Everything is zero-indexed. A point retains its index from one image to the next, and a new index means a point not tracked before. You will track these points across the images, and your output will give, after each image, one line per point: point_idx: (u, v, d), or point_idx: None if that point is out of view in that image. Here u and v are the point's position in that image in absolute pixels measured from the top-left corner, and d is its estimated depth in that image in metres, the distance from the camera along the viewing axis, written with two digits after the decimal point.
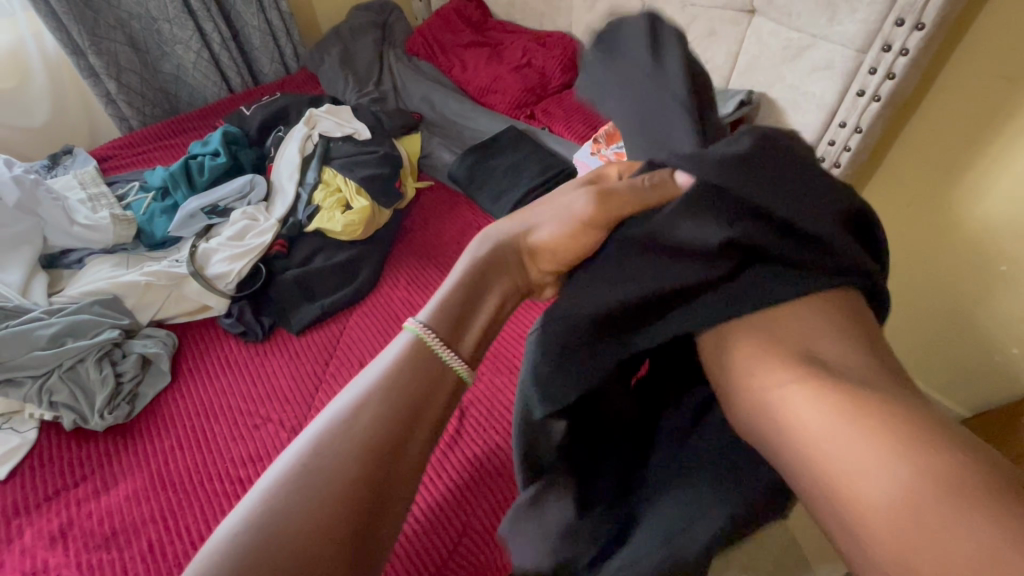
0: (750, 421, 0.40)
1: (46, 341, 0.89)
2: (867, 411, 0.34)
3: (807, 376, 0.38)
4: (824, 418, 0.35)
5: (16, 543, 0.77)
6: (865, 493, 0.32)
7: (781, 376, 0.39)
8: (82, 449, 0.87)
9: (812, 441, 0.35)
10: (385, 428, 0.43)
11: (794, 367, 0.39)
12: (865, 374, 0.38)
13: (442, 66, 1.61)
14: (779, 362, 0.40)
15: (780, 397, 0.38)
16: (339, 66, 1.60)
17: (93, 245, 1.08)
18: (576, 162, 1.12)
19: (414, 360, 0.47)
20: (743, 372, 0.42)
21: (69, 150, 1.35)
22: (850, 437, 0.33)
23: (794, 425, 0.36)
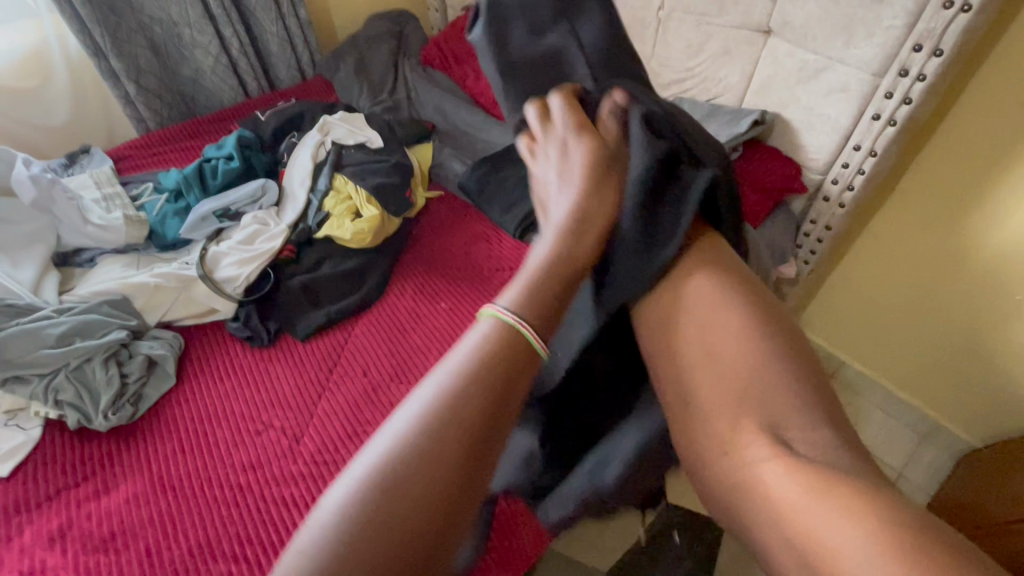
0: (732, 495, 0.48)
1: (54, 340, 0.90)
2: (837, 489, 0.42)
3: (786, 457, 0.46)
4: (804, 500, 0.43)
5: (15, 541, 0.77)
6: (844, 565, 0.39)
7: (762, 456, 0.47)
8: (85, 448, 0.87)
9: (793, 517, 0.43)
10: (446, 467, 0.42)
11: (775, 448, 0.46)
12: (828, 438, 0.46)
13: (455, 76, 1.62)
14: (761, 439, 0.47)
15: (766, 472, 0.46)
16: (354, 74, 1.61)
17: (106, 245, 1.09)
18: None
19: (475, 379, 0.45)
20: (729, 442, 0.49)
21: (86, 149, 1.37)
22: (825, 513, 0.42)
23: (776, 499, 0.45)
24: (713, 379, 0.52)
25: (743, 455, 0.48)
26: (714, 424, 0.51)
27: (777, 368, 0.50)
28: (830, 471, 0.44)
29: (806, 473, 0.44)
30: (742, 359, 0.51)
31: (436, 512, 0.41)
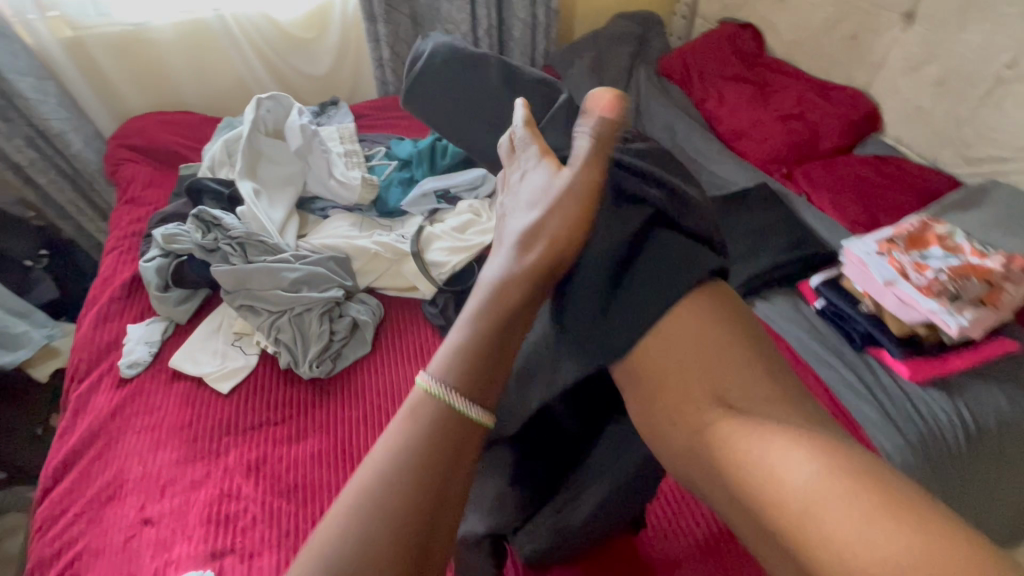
0: (734, 491, 0.38)
1: (287, 283, 0.97)
2: (846, 472, 0.34)
3: (804, 448, 0.36)
4: (830, 496, 0.34)
5: (222, 460, 0.85)
6: (857, 562, 0.32)
7: (751, 439, 0.38)
8: (289, 389, 0.94)
9: (799, 500, 0.34)
10: (417, 500, 0.38)
11: (760, 439, 0.38)
12: (809, 468, 0.35)
13: (694, 96, 1.49)
14: (745, 425, 0.39)
15: (776, 460, 0.36)
16: (588, 74, 1.54)
17: (339, 200, 1.16)
18: (847, 255, 0.98)
19: (434, 419, 0.41)
20: (713, 432, 0.40)
21: (335, 101, 1.49)
22: (847, 508, 0.33)
23: (771, 477, 0.36)
24: (688, 379, 0.42)
25: (750, 455, 0.37)
26: (719, 428, 0.39)
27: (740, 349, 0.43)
28: (820, 449, 0.36)
29: (825, 475, 0.34)
30: (756, 426, 0.38)
31: (404, 562, 0.37)
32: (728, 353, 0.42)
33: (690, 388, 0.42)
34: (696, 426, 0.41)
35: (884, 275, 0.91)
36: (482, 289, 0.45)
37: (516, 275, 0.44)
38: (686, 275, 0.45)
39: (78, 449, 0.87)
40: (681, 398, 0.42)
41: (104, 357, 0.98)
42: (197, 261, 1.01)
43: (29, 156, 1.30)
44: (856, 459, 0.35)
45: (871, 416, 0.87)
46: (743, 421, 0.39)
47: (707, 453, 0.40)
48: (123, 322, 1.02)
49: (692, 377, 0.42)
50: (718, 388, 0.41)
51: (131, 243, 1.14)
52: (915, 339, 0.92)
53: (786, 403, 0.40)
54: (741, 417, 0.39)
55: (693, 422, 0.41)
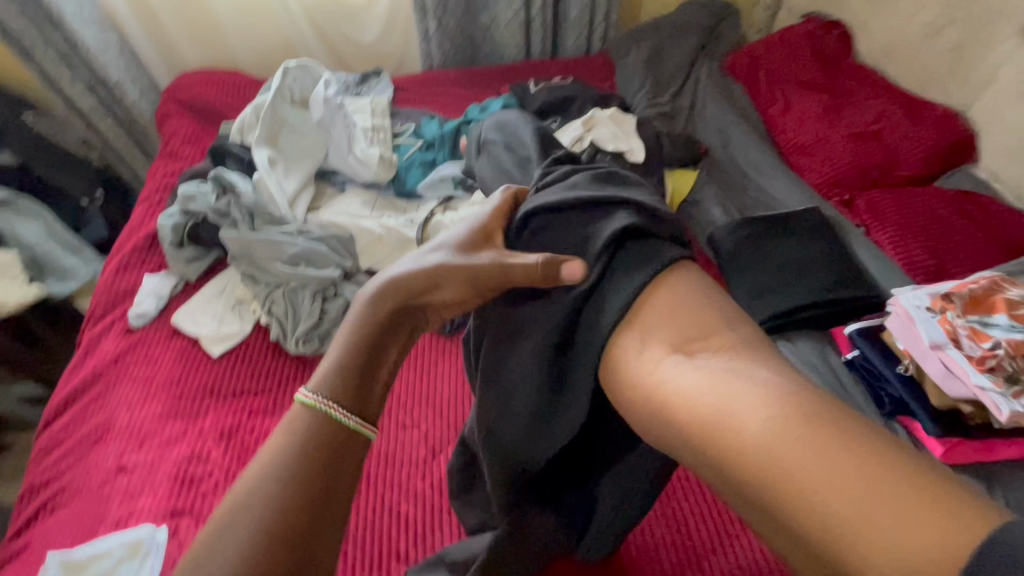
0: (708, 450, 0.38)
1: (287, 258, 0.97)
2: (816, 421, 0.35)
3: (763, 394, 0.37)
4: (787, 438, 0.35)
5: (199, 422, 0.87)
6: (823, 497, 0.33)
7: (721, 394, 0.38)
8: (275, 362, 0.95)
9: (768, 451, 0.35)
10: (280, 504, 0.43)
11: (728, 394, 0.38)
12: (778, 420, 0.36)
13: (759, 100, 1.35)
14: (721, 382, 0.39)
15: (736, 409, 0.37)
16: (643, 64, 1.42)
17: (357, 177, 1.13)
18: (893, 305, 0.85)
19: (309, 430, 0.47)
20: (686, 390, 0.40)
21: (377, 71, 1.47)
22: (799, 449, 0.34)
23: (741, 431, 0.36)
24: (660, 346, 0.44)
25: (714, 410, 0.38)
26: (683, 381, 0.40)
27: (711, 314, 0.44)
28: (784, 395, 0.37)
29: (782, 418, 0.36)
30: (720, 382, 0.39)
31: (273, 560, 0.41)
32: (700, 320, 0.44)
33: (660, 349, 0.44)
34: (669, 388, 0.41)
35: (931, 337, 0.78)
36: (372, 286, 0.55)
37: (393, 289, 0.53)
38: (635, 278, 0.48)
39: (80, 388, 0.93)
40: (654, 364, 0.43)
41: (117, 305, 1.04)
42: (211, 225, 1.03)
43: (89, 102, 1.39)
44: (822, 412, 0.36)
45: None
46: (710, 379, 0.40)
47: (676, 410, 0.40)
48: (140, 273, 1.07)
49: (670, 343, 0.44)
50: (693, 350, 0.43)
51: (160, 197, 1.19)
52: (956, 414, 0.79)
53: (754, 353, 0.41)
54: (711, 375, 0.40)
55: (663, 384, 0.42)
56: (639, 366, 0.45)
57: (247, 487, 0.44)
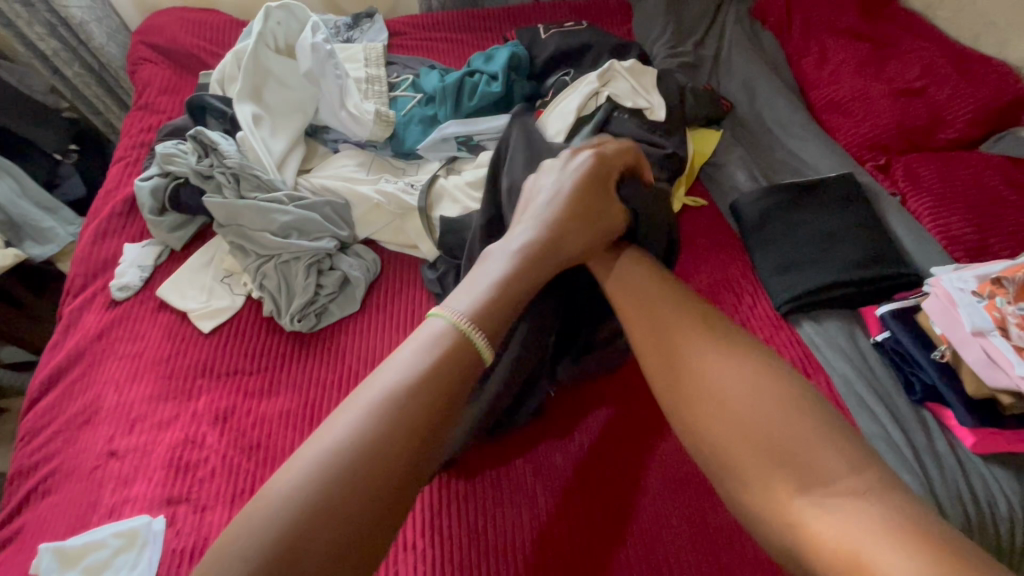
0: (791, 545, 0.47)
1: (277, 227, 0.90)
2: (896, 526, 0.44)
3: (875, 516, 0.45)
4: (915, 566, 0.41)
5: (192, 403, 0.82)
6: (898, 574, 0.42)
7: (822, 517, 0.46)
8: (271, 337, 0.89)
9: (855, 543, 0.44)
10: (405, 427, 0.49)
11: (838, 524, 0.45)
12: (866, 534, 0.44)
13: (790, 50, 1.23)
14: (833, 513, 0.46)
15: (816, 524, 0.46)
16: (665, 7, 1.28)
17: (351, 135, 1.03)
18: (933, 286, 0.79)
19: (450, 344, 0.54)
20: (787, 511, 0.48)
21: (372, 12, 1.32)
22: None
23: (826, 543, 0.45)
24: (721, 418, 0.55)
25: (820, 525, 0.46)
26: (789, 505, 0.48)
27: (776, 406, 0.53)
28: (878, 505, 0.46)
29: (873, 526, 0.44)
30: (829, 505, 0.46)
31: (396, 438, 0.48)
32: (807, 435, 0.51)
33: (755, 456, 0.51)
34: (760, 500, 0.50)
35: (974, 323, 0.73)
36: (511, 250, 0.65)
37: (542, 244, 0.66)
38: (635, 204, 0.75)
39: (64, 366, 0.88)
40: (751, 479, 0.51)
41: (98, 275, 0.97)
42: (192, 187, 0.95)
43: (52, 45, 1.29)
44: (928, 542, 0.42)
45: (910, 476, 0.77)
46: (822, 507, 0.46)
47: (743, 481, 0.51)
48: (121, 240, 1.00)
49: (765, 444, 0.51)
50: (790, 482, 0.49)
51: (138, 154, 1.10)
52: (992, 405, 0.75)
53: (862, 476, 0.48)
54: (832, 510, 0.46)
55: (784, 513, 0.48)
56: (742, 486, 0.51)
57: (306, 465, 0.46)
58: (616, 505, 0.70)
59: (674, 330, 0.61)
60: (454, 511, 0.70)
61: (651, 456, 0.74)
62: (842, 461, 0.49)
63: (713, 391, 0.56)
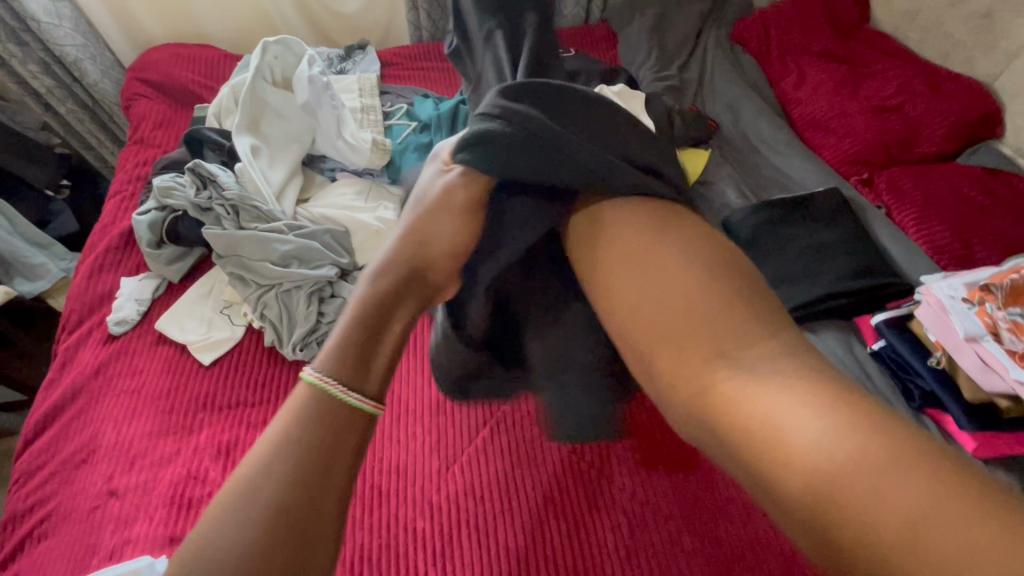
0: (758, 457, 0.38)
1: (277, 256, 0.90)
2: (862, 417, 0.36)
3: (793, 385, 0.39)
4: (843, 448, 0.35)
5: (193, 438, 0.81)
6: (886, 489, 0.33)
7: (747, 387, 0.40)
8: (273, 368, 0.88)
9: (822, 450, 0.35)
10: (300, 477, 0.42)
11: (758, 387, 0.40)
12: (837, 427, 0.36)
13: (770, 71, 1.28)
14: (754, 388, 0.40)
15: (772, 407, 0.38)
16: (648, 32, 1.33)
17: (349, 163, 1.05)
18: (924, 295, 0.82)
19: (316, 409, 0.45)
20: (714, 394, 0.42)
21: (364, 43, 1.35)
22: (843, 436, 0.35)
23: (798, 435, 0.36)
24: (687, 353, 0.45)
25: (753, 411, 0.39)
26: (727, 388, 0.41)
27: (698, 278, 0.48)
28: (799, 373, 0.40)
29: (811, 393, 0.38)
30: (777, 410, 0.38)
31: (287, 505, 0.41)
32: (738, 328, 0.44)
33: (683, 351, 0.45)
34: (725, 403, 0.41)
35: (966, 329, 0.75)
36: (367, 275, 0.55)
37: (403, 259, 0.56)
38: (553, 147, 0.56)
39: (60, 404, 0.86)
40: (716, 390, 0.42)
41: (95, 310, 0.96)
42: (191, 219, 0.95)
43: (45, 83, 1.29)
44: (882, 429, 0.35)
45: None
46: (761, 389, 0.40)
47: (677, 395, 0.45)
48: (117, 275, 1.00)
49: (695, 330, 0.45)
50: (705, 353, 0.44)
51: (133, 188, 1.10)
52: (990, 409, 0.76)
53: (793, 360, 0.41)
54: (803, 405, 0.37)
55: (710, 392, 0.42)
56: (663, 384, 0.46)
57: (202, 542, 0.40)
58: (627, 525, 0.69)
59: (633, 220, 0.55)
60: (442, 518, 0.70)
61: (651, 477, 0.73)
62: (776, 340, 0.43)
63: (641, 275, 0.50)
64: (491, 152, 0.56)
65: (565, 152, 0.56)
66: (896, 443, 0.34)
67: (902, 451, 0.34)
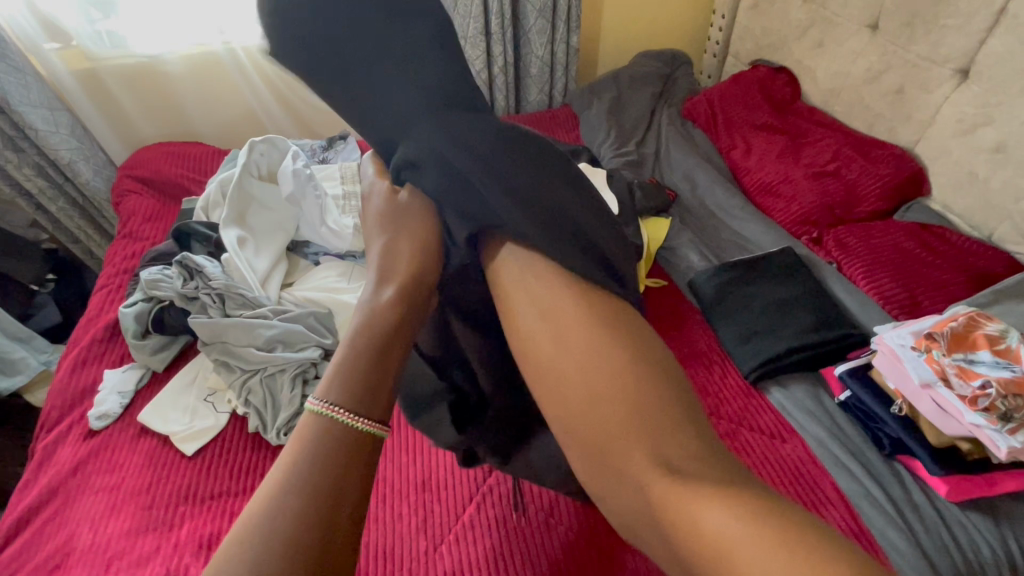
0: (681, 545, 0.40)
1: (262, 341, 0.93)
2: (768, 519, 0.39)
3: (714, 495, 0.40)
4: (746, 537, 0.38)
5: (174, 533, 0.79)
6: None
7: (677, 496, 0.41)
8: (258, 453, 0.89)
9: (732, 543, 0.38)
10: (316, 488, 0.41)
11: (681, 490, 0.41)
12: (745, 528, 0.38)
13: (718, 143, 1.40)
14: (682, 493, 0.41)
15: (698, 518, 0.39)
16: (606, 115, 1.46)
17: (332, 247, 1.10)
18: (878, 344, 0.87)
19: (323, 432, 0.44)
20: (649, 494, 0.42)
21: (345, 135, 1.45)
22: (743, 531, 0.38)
23: (714, 537, 0.39)
24: (625, 451, 0.44)
25: (655, 473, 0.42)
26: (662, 493, 0.41)
27: (633, 383, 0.46)
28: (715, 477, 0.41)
29: (726, 504, 0.40)
30: (708, 522, 0.39)
31: (311, 516, 0.39)
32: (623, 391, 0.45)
33: (612, 443, 0.44)
34: (666, 509, 0.41)
35: (920, 376, 0.80)
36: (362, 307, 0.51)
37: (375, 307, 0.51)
38: (506, 191, 0.55)
39: (36, 506, 0.84)
40: (661, 499, 0.41)
41: (76, 406, 0.96)
42: (177, 309, 0.98)
43: (38, 184, 1.36)
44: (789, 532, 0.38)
45: (899, 543, 0.74)
46: (682, 488, 0.41)
47: (602, 478, 0.45)
48: (101, 367, 1.00)
49: (625, 431, 0.44)
50: (642, 458, 0.43)
51: (121, 281, 1.14)
52: (954, 451, 0.80)
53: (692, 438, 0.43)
54: (725, 512, 0.39)
55: (637, 487, 0.43)
56: (602, 481, 0.45)
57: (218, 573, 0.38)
58: None
59: (574, 338, 0.48)
60: None
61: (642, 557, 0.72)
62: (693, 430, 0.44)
63: (571, 387, 0.47)
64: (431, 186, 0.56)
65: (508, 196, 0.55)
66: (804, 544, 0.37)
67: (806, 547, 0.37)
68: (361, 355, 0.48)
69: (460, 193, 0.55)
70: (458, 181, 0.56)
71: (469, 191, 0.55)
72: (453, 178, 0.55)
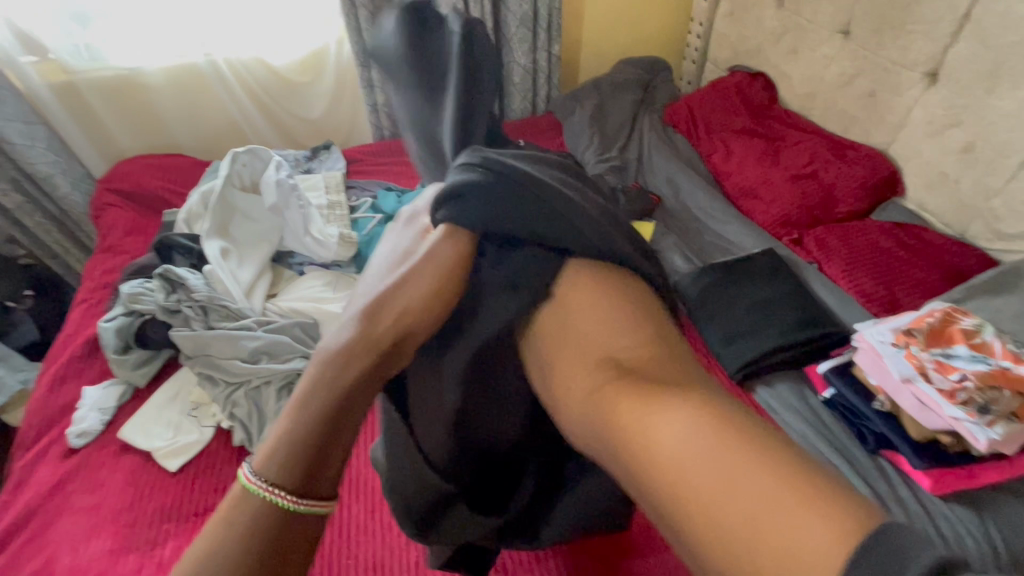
0: (636, 475, 0.33)
1: (246, 353, 0.92)
2: (735, 427, 0.31)
3: (677, 400, 0.33)
4: (699, 448, 0.31)
5: (158, 552, 0.77)
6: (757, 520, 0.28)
7: (638, 398, 0.34)
8: None
9: (686, 457, 0.31)
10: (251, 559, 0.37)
11: (642, 399, 0.34)
12: (705, 439, 0.31)
13: (700, 147, 1.43)
14: (644, 394, 0.34)
15: (655, 427, 0.32)
16: (589, 121, 1.48)
17: (316, 257, 1.09)
18: (860, 342, 0.88)
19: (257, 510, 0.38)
20: (604, 407, 0.36)
21: (328, 145, 1.45)
22: (702, 452, 0.30)
23: (663, 447, 0.32)
24: (587, 369, 0.38)
25: (630, 419, 0.34)
26: (616, 399, 0.35)
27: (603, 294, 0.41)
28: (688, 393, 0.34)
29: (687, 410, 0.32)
30: (667, 434, 0.32)
31: None
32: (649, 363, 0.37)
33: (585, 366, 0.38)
34: (632, 432, 0.33)
35: (900, 371, 0.81)
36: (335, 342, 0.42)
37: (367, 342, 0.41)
38: (542, 207, 0.43)
39: (12, 528, 0.82)
40: (621, 412, 0.34)
41: (54, 424, 0.94)
42: (159, 323, 0.97)
43: (15, 199, 1.34)
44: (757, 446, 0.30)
45: None
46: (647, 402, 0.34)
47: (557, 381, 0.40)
48: (80, 384, 0.98)
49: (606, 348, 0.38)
50: (593, 354, 0.38)
51: (100, 296, 1.12)
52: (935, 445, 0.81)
53: (684, 369, 0.36)
54: (685, 429, 0.31)
55: (588, 397, 0.37)
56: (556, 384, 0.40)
57: None
58: None
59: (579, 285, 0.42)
60: None
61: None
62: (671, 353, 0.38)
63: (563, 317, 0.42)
64: (462, 212, 0.44)
65: (561, 212, 0.42)
66: (770, 460, 0.29)
67: (773, 465, 0.29)
68: (327, 417, 0.40)
69: (496, 213, 0.43)
70: (497, 194, 0.43)
71: (511, 209, 0.43)
72: (489, 202, 0.43)
